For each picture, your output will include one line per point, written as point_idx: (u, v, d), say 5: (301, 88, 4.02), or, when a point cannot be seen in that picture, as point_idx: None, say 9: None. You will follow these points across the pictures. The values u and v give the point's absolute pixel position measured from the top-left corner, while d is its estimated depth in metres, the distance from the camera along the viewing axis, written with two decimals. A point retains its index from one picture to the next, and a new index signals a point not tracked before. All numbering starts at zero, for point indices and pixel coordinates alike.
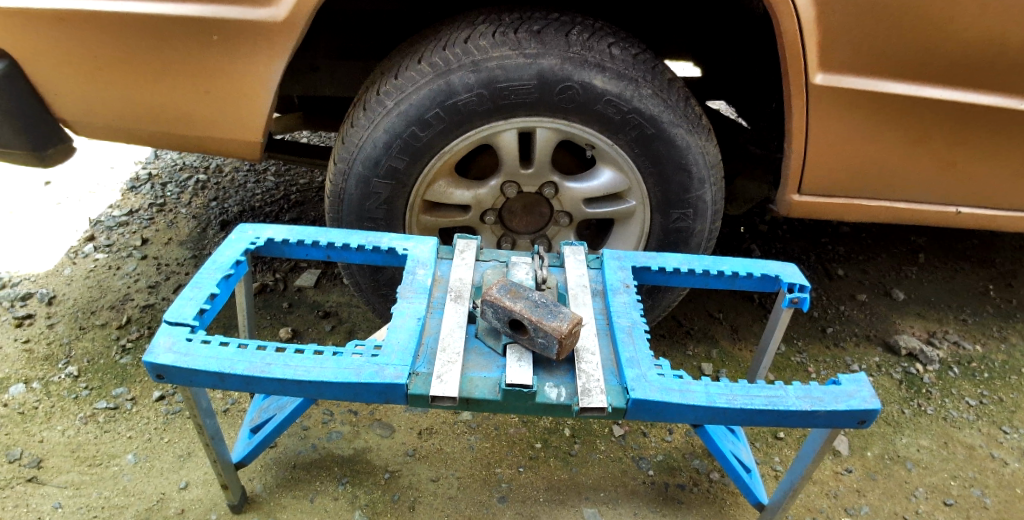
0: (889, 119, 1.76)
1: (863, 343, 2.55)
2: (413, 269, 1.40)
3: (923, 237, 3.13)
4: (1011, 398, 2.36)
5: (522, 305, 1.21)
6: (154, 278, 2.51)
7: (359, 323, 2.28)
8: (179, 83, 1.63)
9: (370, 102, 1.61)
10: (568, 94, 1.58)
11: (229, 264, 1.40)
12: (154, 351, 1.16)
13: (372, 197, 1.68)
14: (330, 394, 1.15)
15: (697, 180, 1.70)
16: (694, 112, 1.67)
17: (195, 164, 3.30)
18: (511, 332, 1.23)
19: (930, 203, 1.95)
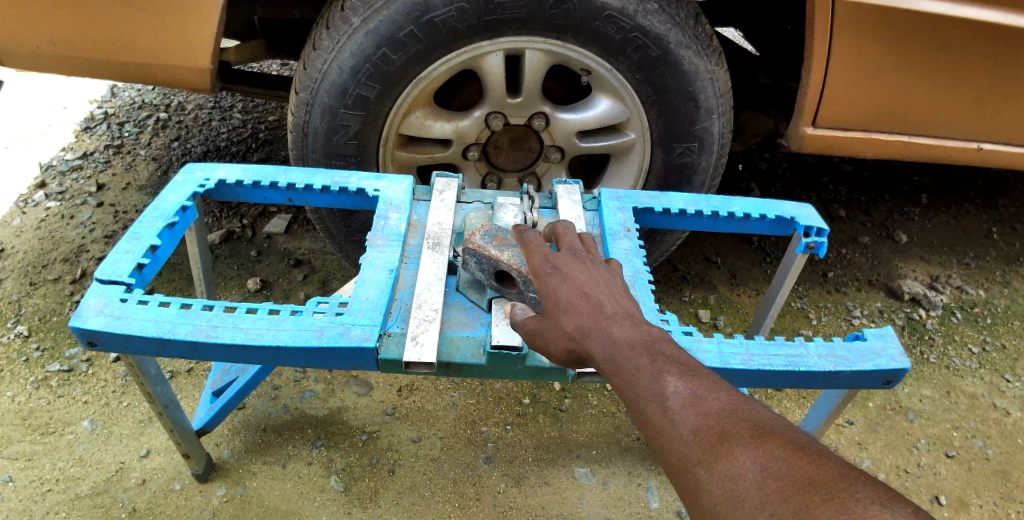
0: (920, 43, 1.58)
1: (865, 289, 2.44)
2: (385, 212, 1.23)
3: (927, 177, 3.00)
4: (1014, 344, 2.28)
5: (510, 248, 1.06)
6: (113, 228, 2.30)
7: (333, 272, 2.11)
8: (110, 1, 1.39)
9: (333, 19, 1.38)
10: (562, 8, 1.37)
11: (173, 211, 1.20)
12: (82, 315, 0.98)
13: (339, 131, 1.49)
14: (291, 361, 0.99)
15: (705, 111, 1.52)
16: (704, 32, 1.47)
17: (154, 102, 3.03)
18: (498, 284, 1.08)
19: (952, 139, 1.79)
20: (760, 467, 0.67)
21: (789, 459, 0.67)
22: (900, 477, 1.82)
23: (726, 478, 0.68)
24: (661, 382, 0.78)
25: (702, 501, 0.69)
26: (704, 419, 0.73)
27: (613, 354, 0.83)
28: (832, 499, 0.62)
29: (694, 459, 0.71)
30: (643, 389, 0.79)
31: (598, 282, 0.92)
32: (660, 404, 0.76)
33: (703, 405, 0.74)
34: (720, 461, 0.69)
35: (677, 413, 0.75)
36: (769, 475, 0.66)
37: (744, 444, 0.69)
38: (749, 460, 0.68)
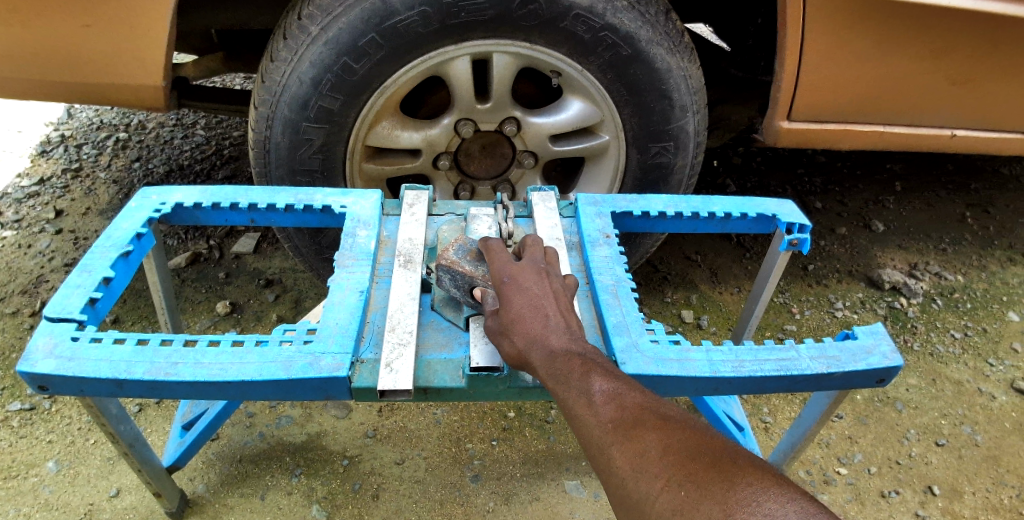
0: (891, 31, 1.56)
1: (846, 280, 2.43)
2: (354, 230, 1.17)
3: (899, 164, 3.01)
4: (994, 328, 2.28)
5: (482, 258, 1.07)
6: (73, 255, 2.20)
7: (306, 291, 2.04)
8: (51, 16, 1.31)
9: (290, 29, 1.32)
10: (529, 9, 1.32)
11: (127, 239, 1.12)
12: (30, 358, 0.89)
13: (303, 146, 1.42)
14: (258, 396, 0.92)
15: (679, 109, 1.49)
16: (675, 28, 1.44)
17: (114, 123, 2.92)
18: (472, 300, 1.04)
19: (925, 127, 1.78)
20: (663, 447, 0.74)
21: (689, 440, 0.75)
22: (892, 469, 1.81)
23: (633, 457, 0.75)
24: (589, 381, 0.83)
25: (612, 476, 0.76)
26: (622, 411, 0.80)
27: (548, 359, 0.87)
28: (720, 469, 0.70)
29: (606, 443, 0.78)
30: (571, 386, 0.84)
31: (549, 295, 0.95)
32: (584, 399, 0.82)
33: (622, 400, 0.81)
34: (629, 445, 0.76)
35: (601, 406, 0.81)
36: (669, 450, 0.74)
37: (651, 429, 0.77)
38: (654, 442, 0.75)
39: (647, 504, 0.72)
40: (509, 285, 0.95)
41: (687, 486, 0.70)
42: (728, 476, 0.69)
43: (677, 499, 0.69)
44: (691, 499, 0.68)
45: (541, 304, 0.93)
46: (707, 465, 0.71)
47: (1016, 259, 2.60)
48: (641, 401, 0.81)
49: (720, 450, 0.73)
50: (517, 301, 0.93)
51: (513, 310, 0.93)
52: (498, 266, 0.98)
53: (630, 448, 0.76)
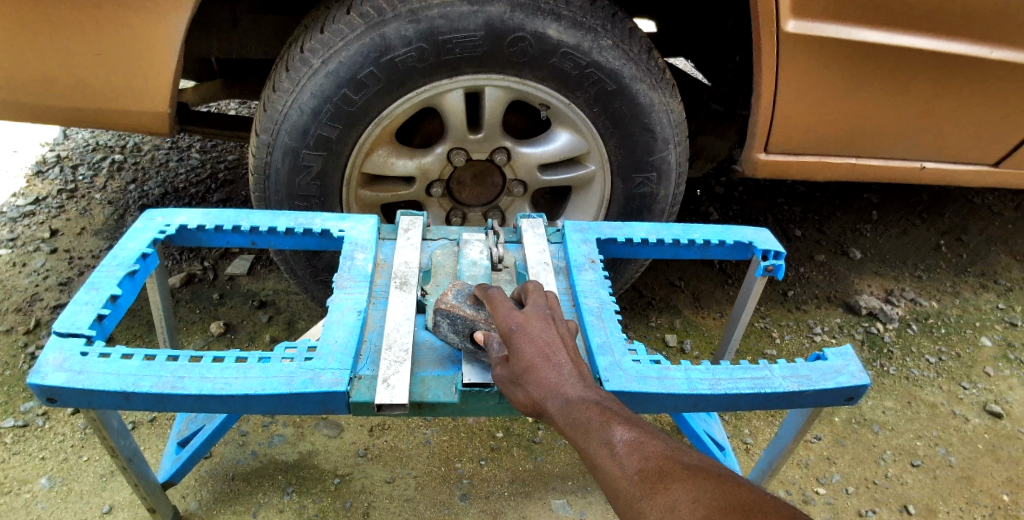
0: (860, 69, 1.65)
1: (824, 305, 2.51)
2: (351, 253, 1.22)
3: (876, 193, 3.12)
4: (967, 353, 2.36)
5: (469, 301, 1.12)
6: (68, 274, 2.23)
7: (298, 312, 2.08)
8: (63, 45, 1.36)
9: (292, 61, 1.39)
10: (519, 46, 1.40)
11: (133, 258, 1.17)
12: (41, 371, 0.94)
13: (302, 172, 1.48)
14: (259, 409, 0.96)
15: (661, 141, 1.57)
16: (657, 65, 1.52)
17: (109, 144, 2.97)
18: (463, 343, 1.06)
19: (895, 159, 1.88)
20: (689, 498, 0.71)
21: (717, 489, 0.72)
22: (869, 489, 1.86)
23: (660, 510, 0.72)
24: (610, 433, 0.82)
25: None
26: (646, 463, 0.77)
27: (566, 409, 0.87)
28: (750, 516, 0.66)
29: (632, 500, 0.76)
30: (592, 436, 0.83)
31: (557, 341, 0.95)
32: (605, 455, 0.81)
33: (646, 451, 0.79)
34: (655, 499, 0.73)
35: (624, 460, 0.79)
36: (699, 503, 0.70)
37: (677, 480, 0.74)
38: (680, 494, 0.72)
39: None
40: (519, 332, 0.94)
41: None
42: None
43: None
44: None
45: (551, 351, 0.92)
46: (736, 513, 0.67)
47: (988, 286, 2.70)
48: (666, 452, 0.79)
49: (751, 498, 0.69)
50: (528, 348, 0.93)
51: (524, 357, 0.92)
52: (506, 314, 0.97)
53: (655, 502, 0.73)
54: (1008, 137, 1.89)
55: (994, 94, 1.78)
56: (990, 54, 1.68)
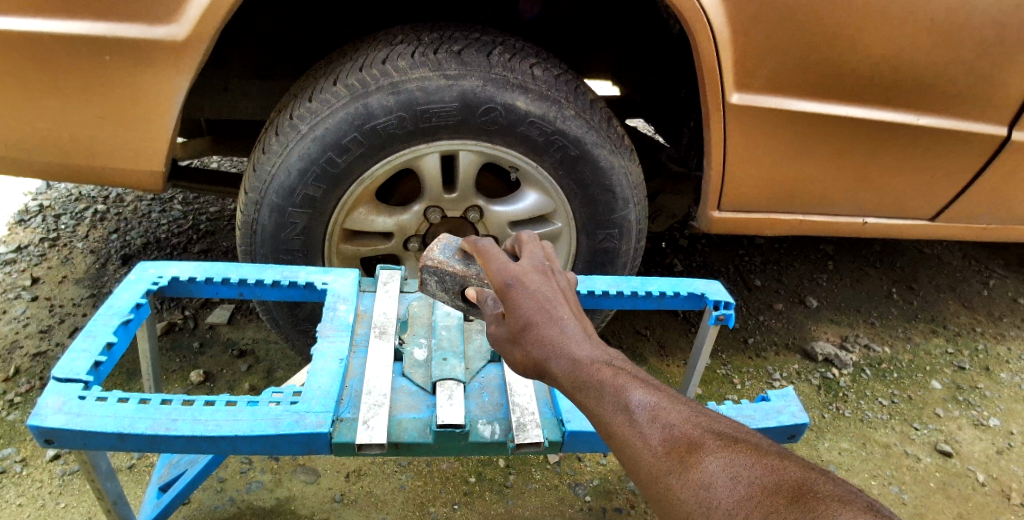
0: (801, 135, 1.82)
1: (783, 352, 2.64)
2: (334, 304, 1.31)
3: (831, 244, 3.31)
4: (918, 395, 2.50)
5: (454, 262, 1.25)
6: (48, 323, 2.28)
7: (277, 361, 2.14)
8: (66, 108, 1.46)
9: (282, 126, 1.51)
10: (490, 115, 1.54)
11: (128, 308, 1.25)
12: (41, 413, 1.01)
13: (287, 228, 1.58)
14: (247, 450, 1.04)
15: (622, 201, 1.71)
16: (616, 133, 1.68)
17: (92, 195, 3.04)
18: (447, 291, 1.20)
19: (839, 215, 2.05)
20: (722, 468, 0.73)
21: (747, 457, 0.74)
22: None
23: (690, 482, 0.74)
24: (627, 402, 0.84)
25: (674, 507, 0.75)
26: (669, 432, 0.79)
27: (573, 370, 0.89)
28: (790, 487, 0.68)
29: (657, 473, 0.77)
30: (608, 405, 0.85)
31: (557, 295, 0.97)
32: (628, 427, 0.82)
33: (666, 418, 0.80)
34: (684, 470, 0.75)
35: (646, 430, 0.80)
36: (737, 480, 0.71)
37: (704, 448, 0.76)
38: (709, 462, 0.74)
39: None
40: (514, 287, 0.96)
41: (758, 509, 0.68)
42: (800, 497, 0.67)
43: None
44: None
45: (549, 303, 0.95)
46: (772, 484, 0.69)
47: (937, 332, 2.86)
48: (686, 417, 0.80)
49: (786, 466, 0.71)
50: (525, 303, 0.95)
51: (521, 312, 0.94)
52: (498, 268, 0.99)
53: (685, 475, 0.75)
54: (941, 194, 2.06)
55: (924, 156, 1.96)
56: (916, 120, 1.86)
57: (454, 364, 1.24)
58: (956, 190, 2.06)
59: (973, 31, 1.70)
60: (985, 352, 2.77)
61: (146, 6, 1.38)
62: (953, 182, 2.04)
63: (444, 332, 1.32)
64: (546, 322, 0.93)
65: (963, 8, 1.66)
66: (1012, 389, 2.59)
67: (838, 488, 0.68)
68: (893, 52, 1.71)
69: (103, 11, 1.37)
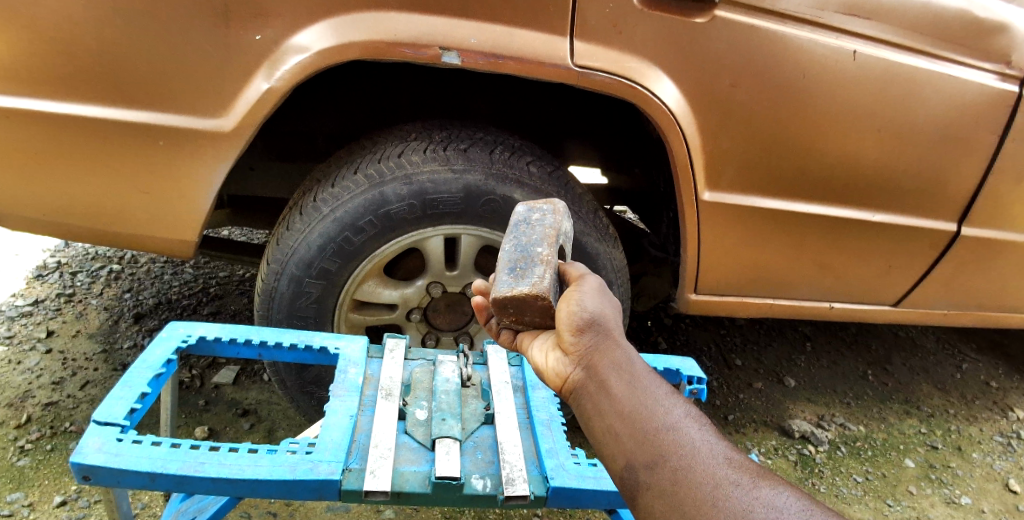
0: (767, 228, 2.04)
1: (761, 429, 2.75)
2: (345, 368, 1.48)
3: (809, 327, 3.48)
4: (892, 473, 2.60)
5: (506, 252, 1.43)
6: (60, 374, 2.40)
7: (278, 421, 2.24)
8: (115, 182, 1.66)
9: (306, 207, 1.71)
10: (490, 205, 1.74)
11: (161, 363, 1.44)
12: (83, 451, 1.18)
13: (302, 296, 1.75)
14: (263, 493, 1.20)
15: (606, 282, 1.89)
16: (602, 222, 1.88)
17: (108, 254, 3.20)
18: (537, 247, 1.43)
19: (806, 299, 2.23)
20: (796, 497, 1.00)
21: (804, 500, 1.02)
22: None
23: (761, 492, 1.00)
24: (699, 423, 1.13)
25: (734, 501, 0.99)
26: (737, 456, 1.08)
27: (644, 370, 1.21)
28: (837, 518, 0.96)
29: (730, 477, 1.03)
30: (684, 418, 1.13)
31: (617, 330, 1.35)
32: (701, 437, 1.10)
33: (730, 446, 1.10)
34: (757, 485, 1.01)
35: (715, 445, 1.09)
36: (796, 504, 0.98)
37: (770, 476, 1.04)
38: (780, 488, 1.01)
39: None
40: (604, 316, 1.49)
41: None
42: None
43: None
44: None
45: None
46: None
47: (911, 412, 2.99)
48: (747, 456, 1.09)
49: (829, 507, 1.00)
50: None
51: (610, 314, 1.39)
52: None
53: (758, 488, 1.01)
54: (901, 282, 2.26)
55: (881, 249, 2.17)
56: (871, 216, 2.08)
57: (452, 424, 1.39)
58: (914, 279, 2.26)
59: (916, 141, 1.95)
60: (957, 432, 2.89)
61: (198, 101, 1.60)
62: (911, 271, 2.24)
63: (444, 396, 1.47)
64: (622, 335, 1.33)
65: (906, 123, 1.91)
66: (983, 469, 2.69)
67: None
68: (847, 158, 1.94)
69: (161, 103, 1.59)
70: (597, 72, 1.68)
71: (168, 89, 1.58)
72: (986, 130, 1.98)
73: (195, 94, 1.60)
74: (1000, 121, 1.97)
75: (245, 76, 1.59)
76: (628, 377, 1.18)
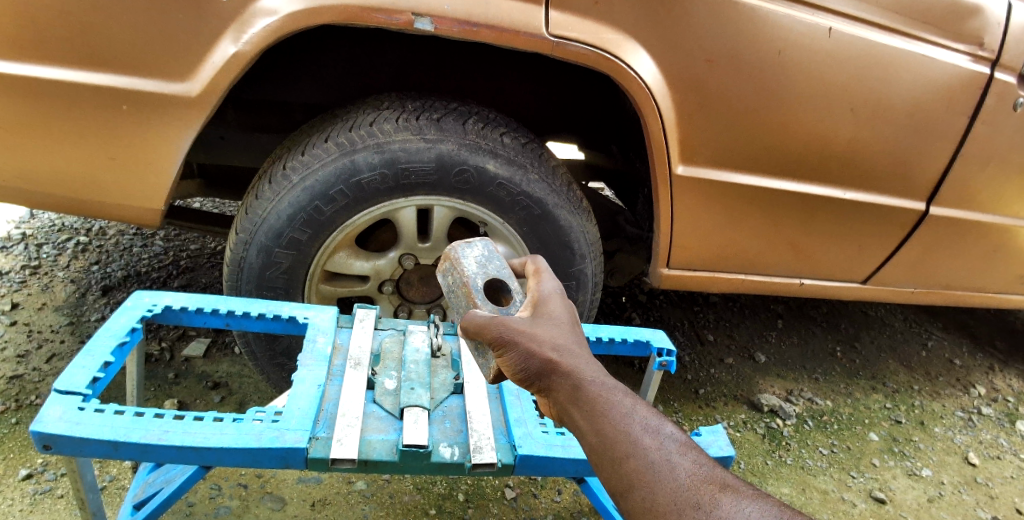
0: (740, 205, 2.05)
1: (731, 403, 2.79)
2: (314, 337, 1.49)
3: (781, 304, 3.53)
4: (856, 446, 2.67)
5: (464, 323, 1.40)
6: (25, 346, 2.35)
7: (249, 394, 2.23)
8: (79, 148, 1.61)
9: (276, 176, 1.68)
10: (463, 176, 1.72)
11: (124, 331, 1.42)
12: (42, 421, 1.16)
13: (272, 267, 1.73)
14: (228, 461, 1.21)
15: (579, 256, 1.90)
16: (576, 195, 1.88)
17: (75, 226, 3.12)
18: (491, 281, 1.36)
19: (778, 276, 2.26)
20: (756, 512, 0.93)
21: (772, 506, 0.95)
22: None
23: (719, 512, 0.93)
24: (661, 438, 1.04)
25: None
26: (699, 468, 1.00)
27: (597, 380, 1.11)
28: None
29: (692, 499, 0.96)
30: (640, 432, 1.05)
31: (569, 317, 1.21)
32: (661, 457, 1.02)
33: (694, 456, 1.02)
34: (715, 503, 0.95)
35: (676, 463, 1.01)
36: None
37: (733, 488, 0.97)
38: (740, 500, 0.95)
39: None
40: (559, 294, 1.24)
41: None
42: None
43: None
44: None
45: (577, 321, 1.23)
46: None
47: (877, 388, 3.07)
48: (711, 463, 1.02)
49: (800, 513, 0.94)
50: (562, 307, 1.21)
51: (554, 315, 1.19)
52: (547, 277, 1.28)
53: (718, 508, 0.93)
54: (869, 260, 2.30)
55: (852, 227, 2.20)
56: (842, 194, 2.10)
57: (420, 393, 1.42)
58: (882, 258, 2.30)
59: (888, 121, 1.97)
60: (920, 408, 2.98)
61: (165, 65, 1.55)
62: (880, 250, 2.28)
63: (413, 366, 1.50)
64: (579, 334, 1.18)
65: (879, 102, 1.92)
66: (945, 443, 2.78)
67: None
68: (820, 136, 1.95)
69: (125, 66, 1.54)
70: (573, 42, 1.66)
71: (132, 53, 1.53)
72: (956, 112, 2.00)
73: (159, 56, 1.55)
74: (970, 103, 2.00)
75: (212, 40, 1.54)
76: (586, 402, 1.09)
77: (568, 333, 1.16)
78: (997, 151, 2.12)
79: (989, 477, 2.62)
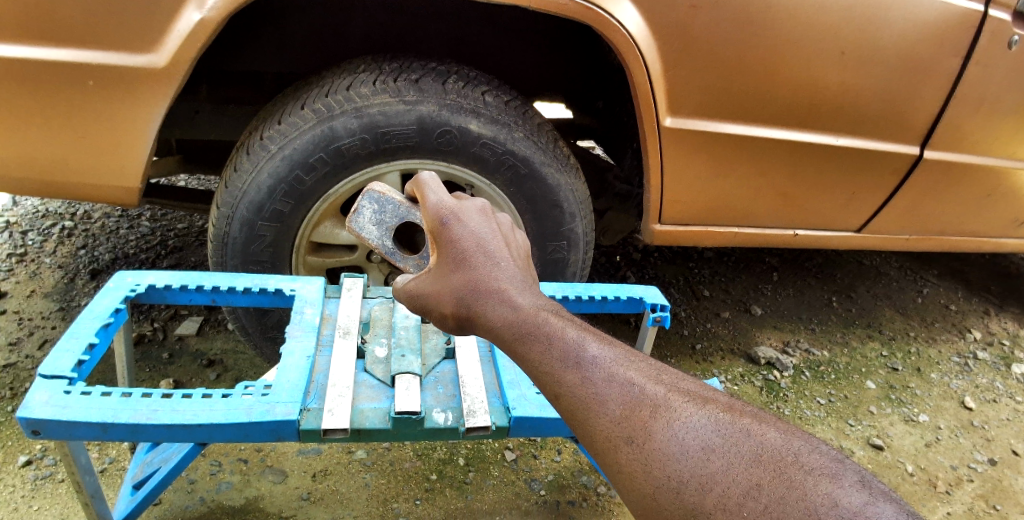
0: (730, 156, 2.01)
1: (728, 357, 2.79)
2: (301, 308, 1.48)
3: (776, 257, 3.52)
4: (853, 394, 2.68)
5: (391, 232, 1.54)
6: (17, 334, 2.33)
7: (245, 370, 2.22)
8: (48, 129, 1.56)
9: (253, 146, 1.63)
10: (446, 137, 1.68)
11: (108, 312, 1.40)
12: (29, 406, 1.14)
13: (256, 240, 1.70)
14: (220, 437, 1.20)
15: (569, 215, 1.86)
16: (561, 152, 1.84)
17: (59, 211, 3.07)
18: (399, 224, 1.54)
19: (770, 228, 2.23)
20: (691, 434, 0.88)
21: (709, 420, 0.89)
22: None
23: (652, 443, 0.88)
24: (584, 369, 0.98)
25: (624, 463, 0.89)
26: (626, 393, 0.94)
27: (513, 318, 1.07)
28: (751, 452, 0.84)
29: (623, 431, 0.91)
30: (563, 368, 0.99)
31: (476, 250, 1.14)
32: (586, 391, 0.96)
33: (619, 379, 0.96)
34: (648, 433, 0.89)
35: (603, 395, 0.95)
36: (695, 446, 0.86)
37: (664, 410, 0.91)
38: (673, 423, 0.89)
39: (678, 483, 0.85)
40: (447, 224, 1.16)
41: (726, 472, 0.83)
42: (780, 467, 0.81)
43: (717, 485, 0.82)
44: (743, 487, 0.80)
45: (486, 244, 1.15)
46: (743, 446, 0.84)
47: (873, 336, 3.08)
48: (640, 381, 0.96)
49: (742, 424, 0.87)
50: (457, 240, 1.15)
51: (451, 255, 1.15)
52: (433, 206, 1.19)
53: (650, 435, 0.89)
54: (863, 208, 2.27)
55: (844, 175, 2.17)
56: (834, 141, 2.06)
57: (411, 360, 1.40)
58: (875, 206, 2.28)
59: (878, 64, 1.92)
60: (916, 354, 2.99)
61: (129, 37, 1.49)
62: (873, 197, 2.25)
63: (403, 332, 1.49)
64: (482, 267, 1.12)
65: (868, 45, 1.87)
66: (941, 388, 2.79)
67: (821, 458, 0.82)
68: (809, 81, 1.91)
69: (88, 40, 1.48)
70: None
71: (93, 25, 1.47)
72: (948, 53, 1.95)
73: (121, 27, 1.48)
74: (962, 44, 1.95)
75: (175, 8, 1.48)
76: (510, 349, 1.06)
77: (470, 275, 1.12)
78: (990, 92, 2.07)
79: (985, 420, 2.64)
